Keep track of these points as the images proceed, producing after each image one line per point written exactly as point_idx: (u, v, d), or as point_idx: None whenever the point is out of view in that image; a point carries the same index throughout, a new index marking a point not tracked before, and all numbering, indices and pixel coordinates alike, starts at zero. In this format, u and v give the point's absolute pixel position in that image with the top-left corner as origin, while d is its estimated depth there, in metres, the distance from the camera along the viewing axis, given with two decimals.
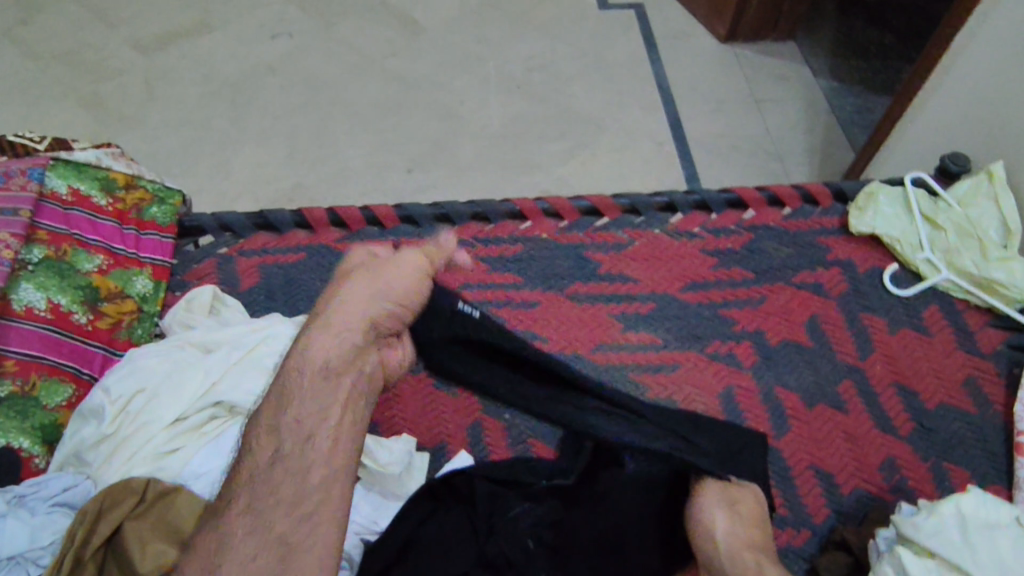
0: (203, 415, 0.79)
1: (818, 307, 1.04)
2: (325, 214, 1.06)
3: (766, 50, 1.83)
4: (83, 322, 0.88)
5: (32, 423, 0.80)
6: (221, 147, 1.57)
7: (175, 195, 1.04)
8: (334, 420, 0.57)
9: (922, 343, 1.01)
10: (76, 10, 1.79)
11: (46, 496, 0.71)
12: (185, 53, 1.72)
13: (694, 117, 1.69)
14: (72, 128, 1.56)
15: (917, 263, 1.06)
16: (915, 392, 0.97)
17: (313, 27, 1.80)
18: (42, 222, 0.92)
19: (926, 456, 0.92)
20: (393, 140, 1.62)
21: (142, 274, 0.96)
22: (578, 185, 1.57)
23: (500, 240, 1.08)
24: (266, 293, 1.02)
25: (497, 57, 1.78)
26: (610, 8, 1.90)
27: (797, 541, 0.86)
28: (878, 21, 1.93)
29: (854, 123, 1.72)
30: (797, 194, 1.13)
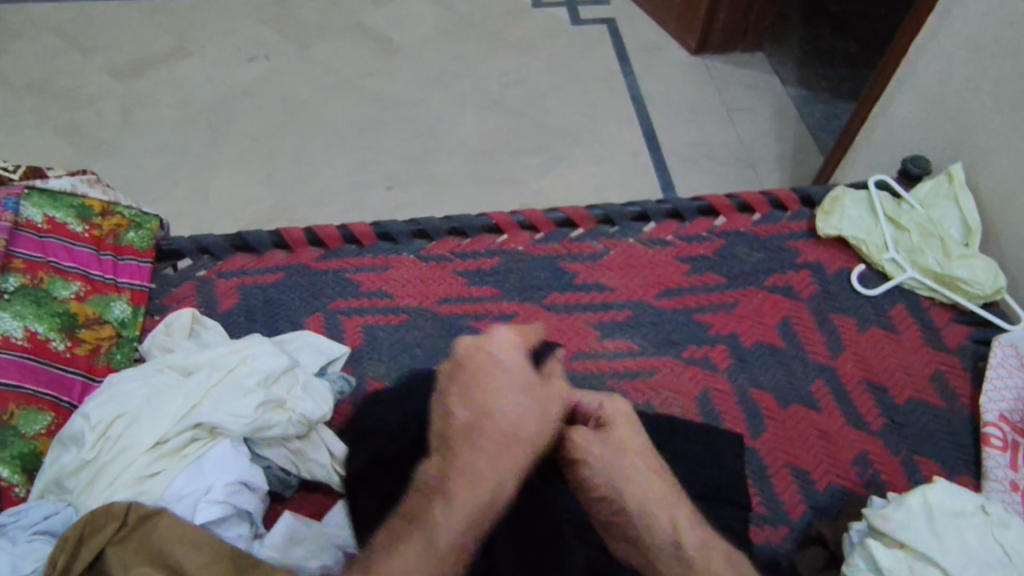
0: (183, 438, 0.79)
1: (790, 309, 1.07)
2: (303, 234, 1.07)
3: (736, 60, 1.88)
4: (60, 349, 0.88)
5: (10, 453, 0.80)
6: (200, 170, 1.58)
7: (152, 219, 1.04)
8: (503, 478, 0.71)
9: (890, 340, 1.04)
10: (49, 37, 1.79)
11: (26, 525, 0.72)
12: (162, 79, 1.73)
13: (667, 127, 1.72)
14: (49, 156, 1.56)
15: (883, 263, 1.09)
16: (885, 388, 0.99)
17: (289, 49, 1.82)
18: (18, 251, 0.92)
19: (897, 451, 0.94)
20: (372, 158, 1.63)
21: (119, 299, 0.96)
22: (556, 198, 1.59)
23: (477, 254, 1.10)
24: (245, 314, 1.02)
25: (473, 73, 1.81)
26: (582, 24, 1.94)
27: (776, 538, 0.87)
28: (842, 30, 1.99)
29: (822, 129, 1.76)
30: (765, 200, 1.17)
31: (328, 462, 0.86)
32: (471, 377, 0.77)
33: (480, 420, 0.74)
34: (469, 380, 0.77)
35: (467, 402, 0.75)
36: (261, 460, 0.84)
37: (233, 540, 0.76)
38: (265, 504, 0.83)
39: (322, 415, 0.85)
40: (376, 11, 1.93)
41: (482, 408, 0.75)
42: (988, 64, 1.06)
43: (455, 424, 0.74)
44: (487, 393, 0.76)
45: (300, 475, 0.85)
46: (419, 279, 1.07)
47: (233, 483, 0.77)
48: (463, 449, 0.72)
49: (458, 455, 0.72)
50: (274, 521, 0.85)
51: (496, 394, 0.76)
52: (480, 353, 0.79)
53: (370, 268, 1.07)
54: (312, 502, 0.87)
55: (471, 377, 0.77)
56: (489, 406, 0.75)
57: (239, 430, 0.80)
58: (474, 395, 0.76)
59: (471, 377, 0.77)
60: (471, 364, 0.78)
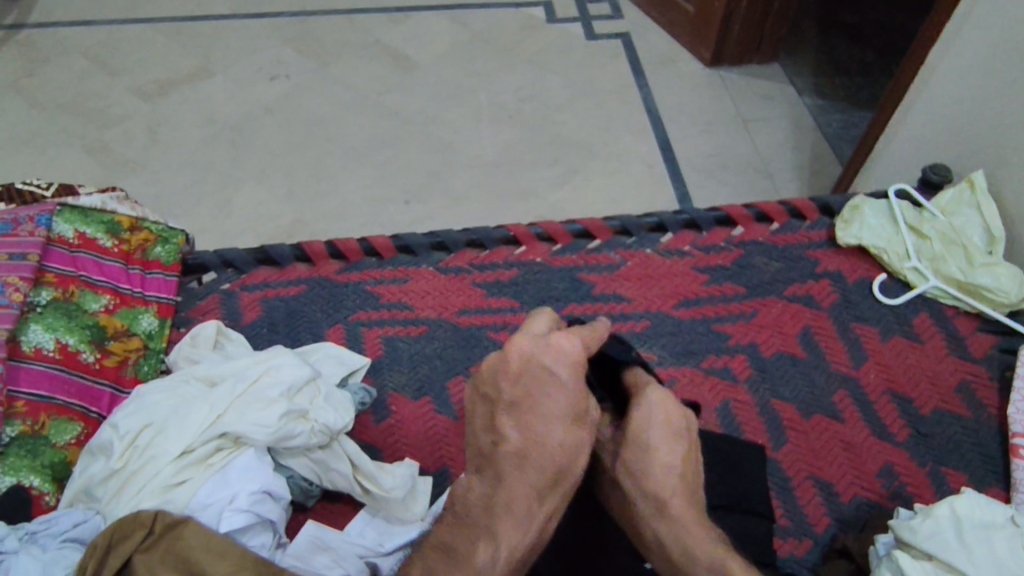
0: (209, 447, 0.80)
1: (810, 318, 1.06)
2: (324, 247, 1.09)
3: (751, 72, 1.88)
4: (90, 361, 0.90)
5: (42, 462, 0.82)
6: (223, 187, 1.61)
7: (178, 234, 1.06)
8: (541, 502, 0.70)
9: (914, 350, 1.03)
10: (79, 60, 1.85)
11: (55, 533, 0.73)
12: (186, 98, 1.78)
13: (683, 139, 1.73)
14: (78, 174, 1.61)
15: (905, 272, 1.09)
16: (909, 399, 0.98)
17: (309, 67, 1.86)
18: (51, 265, 0.95)
19: (924, 462, 0.93)
20: (390, 173, 1.65)
21: (147, 312, 0.98)
22: (573, 210, 1.60)
23: (496, 266, 1.10)
24: (268, 326, 1.04)
25: (490, 88, 1.83)
26: (597, 38, 1.95)
27: (800, 550, 0.86)
28: (858, 40, 1.99)
29: (840, 139, 1.76)
30: (784, 210, 1.16)
31: (350, 472, 0.85)
32: (529, 394, 0.72)
33: (530, 446, 0.70)
34: (524, 399, 0.72)
35: (518, 426, 0.71)
36: (285, 470, 0.84)
37: (256, 549, 0.77)
38: (288, 513, 0.84)
39: (344, 425, 0.86)
40: (394, 29, 1.97)
41: (528, 435, 0.71)
42: (1008, 70, 1.05)
43: (502, 452, 0.71)
44: (536, 419, 0.71)
45: (322, 484, 0.86)
46: (438, 291, 1.08)
47: (257, 492, 0.78)
48: (507, 472, 0.70)
49: (503, 486, 0.70)
50: (297, 530, 0.86)
51: (547, 420, 0.71)
52: (538, 371, 0.73)
53: (390, 280, 1.09)
54: (333, 511, 0.88)
55: (527, 395, 0.72)
56: (536, 430, 0.71)
57: (263, 439, 0.81)
58: (528, 418, 0.71)
59: (528, 396, 0.72)
60: (524, 376, 0.73)
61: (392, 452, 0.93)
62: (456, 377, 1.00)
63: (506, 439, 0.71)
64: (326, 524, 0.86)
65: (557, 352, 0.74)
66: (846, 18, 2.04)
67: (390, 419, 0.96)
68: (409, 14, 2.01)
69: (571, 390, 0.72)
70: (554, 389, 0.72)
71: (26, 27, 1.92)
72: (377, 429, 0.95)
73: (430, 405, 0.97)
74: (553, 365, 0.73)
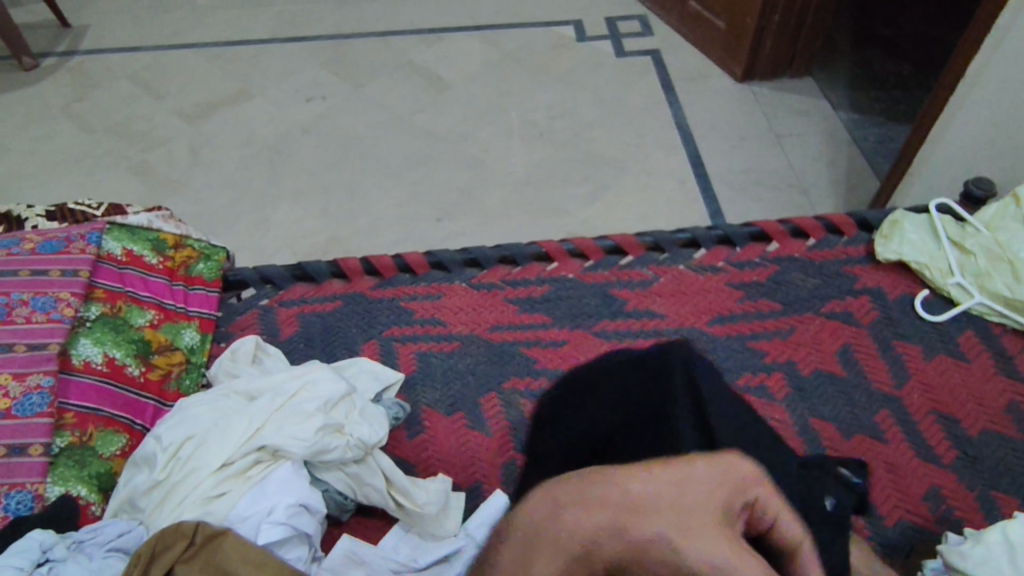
0: (248, 460, 0.81)
1: (850, 335, 1.04)
2: (359, 263, 1.12)
3: (783, 86, 1.87)
4: (136, 374, 0.93)
5: (89, 472, 0.84)
6: (261, 205, 1.66)
7: (219, 251, 1.11)
8: None
9: (959, 369, 1.00)
10: (126, 85, 1.93)
11: (101, 542, 0.75)
12: (227, 120, 1.84)
13: (715, 154, 1.72)
14: (124, 194, 1.67)
15: (949, 289, 1.06)
16: (956, 419, 0.95)
17: (344, 88, 1.91)
18: (100, 281, 0.98)
19: (972, 485, 0.90)
20: (422, 190, 1.68)
21: (190, 326, 1.01)
22: (604, 227, 1.60)
23: (528, 282, 1.11)
24: (305, 341, 1.06)
25: (520, 106, 1.85)
26: (627, 55, 1.97)
27: None
28: (894, 53, 1.96)
29: (877, 152, 1.73)
30: (820, 225, 1.15)
31: (385, 487, 0.85)
32: (649, 506, 0.53)
33: (610, 538, 0.52)
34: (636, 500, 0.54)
35: (604, 509, 0.54)
36: (321, 483, 0.85)
37: (293, 562, 0.78)
38: (323, 527, 0.85)
39: (378, 440, 0.87)
40: (426, 50, 2.01)
41: (614, 536, 0.52)
42: None
43: None
44: (635, 523, 0.53)
45: (357, 499, 0.86)
46: (471, 307, 1.09)
47: (294, 505, 0.79)
48: (566, 562, 0.53)
49: None
50: (332, 544, 0.87)
51: (655, 528, 0.52)
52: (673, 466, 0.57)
53: (424, 296, 1.10)
54: (368, 526, 0.89)
55: (645, 491, 0.55)
56: (634, 524, 0.52)
57: (300, 452, 0.82)
58: (616, 515, 0.54)
59: (645, 505, 0.54)
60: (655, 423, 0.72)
61: (426, 467, 0.94)
62: (489, 394, 1.00)
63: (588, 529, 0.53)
64: (361, 538, 0.87)
65: (707, 462, 0.58)
66: (881, 31, 2.02)
67: (424, 434, 0.96)
68: (441, 35, 2.05)
69: (697, 515, 0.53)
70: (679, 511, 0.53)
71: (77, 54, 2.02)
72: (411, 444, 0.96)
73: (464, 422, 0.98)
74: (698, 471, 0.56)
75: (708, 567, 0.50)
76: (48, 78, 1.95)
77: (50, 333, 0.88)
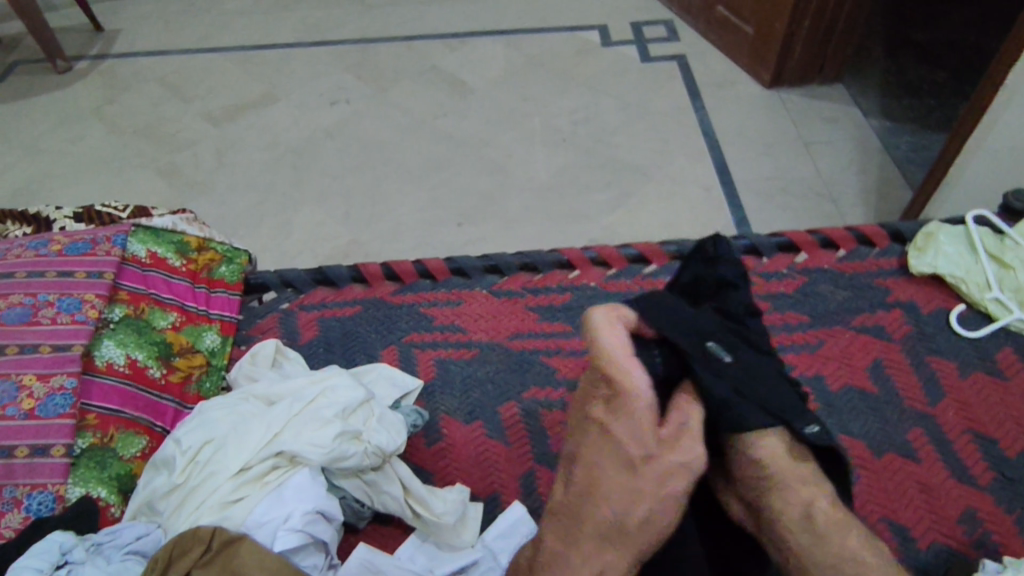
0: (266, 465, 0.81)
1: (881, 350, 1.01)
2: (380, 268, 1.11)
3: (813, 93, 1.83)
4: (157, 376, 0.94)
5: (109, 474, 0.84)
6: (284, 208, 1.66)
7: (241, 255, 1.12)
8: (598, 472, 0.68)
9: (997, 387, 0.96)
10: (155, 88, 1.96)
11: (120, 545, 0.75)
12: (253, 123, 1.86)
13: (741, 161, 1.69)
14: (150, 196, 1.69)
15: (987, 303, 1.02)
16: (993, 440, 0.91)
17: (368, 93, 1.92)
18: (125, 283, 0.99)
19: (1011, 509, 0.86)
20: (444, 195, 1.68)
21: (211, 329, 1.02)
22: (626, 234, 1.58)
23: (549, 290, 1.10)
24: (325, 345, 1.05)
25: (543, 111, 1.84)
26: (652, 61, 1.95)
27: None
28: (928, 59, 1.92)
29: (909, 161, 1.68)
30: (850, 235, 1.12)
31: (402, 494, 0.85)
32: (582, 463, 0.69)
33: (576, 501, 0.68)
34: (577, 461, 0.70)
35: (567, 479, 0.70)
36: (338, 490, 0.85)
37: (308, 570, 0.78)
38: (340, 535, 0.85)
39: (396, 447, 0.85)
40: (450, 55, 2.01)
41: (575, 502, 0.68)
42: None
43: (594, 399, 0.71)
44: (584, 489, 0.68)
45: (373, 506, 0.86)
46: (491, 314, 1.08)
47: (311, 512, 0.78)
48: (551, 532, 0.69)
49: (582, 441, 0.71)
50: (348, 552, 0.86)
51: (594, 472, 0.68)
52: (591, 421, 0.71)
53: (444, 303, 1.09)
54: (385, 534, 0.88)
55: (581, 444, 0.71)
56: (585, 484, 0.68)
57: (317, 459, 0.81)
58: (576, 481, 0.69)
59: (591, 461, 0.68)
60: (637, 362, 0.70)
61: (443, 476, 0.93)
62: (508, 403, 0.99)
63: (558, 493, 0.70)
64: (377, 546, 0.87)
65: (613, 386, 0.69)
66: (914, 37, 1.97)
67: (442, 443, 0.95)
68: (465, 40, 2.05)
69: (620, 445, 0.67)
70: (603, 448, 0.68)
71: (109, 58, 2.05)
72: (429, 452, 0.95)
73: (482, 430, 0.96)
74: (606, 417, 0.69)
75: (635, 487, 0.65)
76: (80, 81, 1.99)
77: (76, 334, 0.89)
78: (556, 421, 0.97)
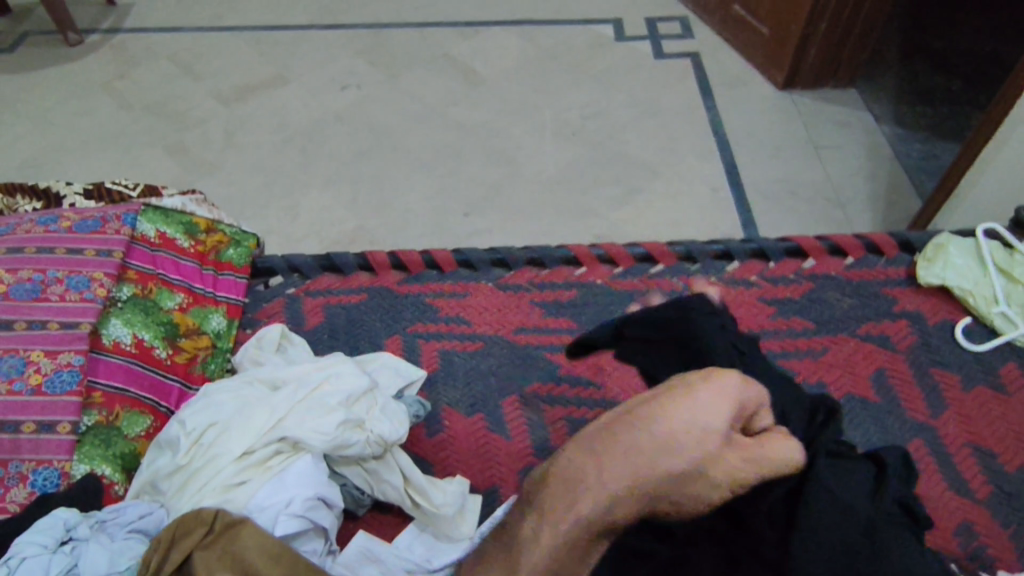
0: (269, 450, 0.82)
1: (885, 360, 1.01)
2: (387, 257, 1.11)
3: (826, 96, 1.82)
4: (163, 356, 0.94)
5: (113, 452, 0.84)
6: (292, 191, 1.66)
7: (250, 237, 1.12)
8: (669, 428, 0.56)
9: (999, 402, 0.96)
10: (166, 65, 1.95)
11: (123, 522, 0.76)
12: (262, 104, 1.85)
13: (751, 162, 1.68)
14: (159, 174, 1.68)
15: (992, 317, 1.02)
16: (993, 454, 0.92)
17: (379, 78, 1.91)
18: (133, 262, 0.99)
19: (1007, 524, 0.86)
20: (451, 184, 1.67)
21: (217, 312, 1.02)
22: (633, 231, 1.57)
23: (555, 285, 1.10)
24: (329, 332, 1.05)
25: (555, 104, 1.84)
26: (665, 58, 1.93)
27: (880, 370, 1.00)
28: (943, 67, 1.91)
29: (920, 169, 1.67)
30: (859, 243, 1.12)
31: (403, 484, 0.85)
32: (658, 424, 0.56)
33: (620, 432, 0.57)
34: (647, 408, 0.58)
35: (643, 425, 0.57)
36: (339, 477, 0.86)
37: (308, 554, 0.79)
38: (339, 521, 0.85)
39: (398, 437, 0.85)
40: (463, 43, 2.00)
41: (611, 442, 0.57)
42: None
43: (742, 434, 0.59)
44: (623, 453, 0.56)
45: (374, 495, 0.86)
46: (497, 307, 1.08)
47: (312, 498, 0.79)
48: (581, 452, 0.58)
49: (668, 420, 0.56)
50: (347, 539, 0.87)
51: (641, 445, 0.56)
52: (687, 384, 0.59)
53: (450, 294, 1.09)
54: (384, 523, 0.88)
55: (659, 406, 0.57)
56: (640, 433, 0.56)
57: (321, 446, 0.81)
58: (622, 456, 0.56)
59: (670, 439, 0.55)
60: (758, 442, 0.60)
61: (443, 468, 0.93)
62: (510, 397, 0.99)
63: (597, 422, 0.61)
64: (376, 534, 0.87)
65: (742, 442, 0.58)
66: (931, 44, 1.96)
67: (443, 435, 0.96)
68: (479, 29, 2.04)
69: (705, 422, 0.56)
70: (701, 454, 0.55)
71: (121, 32, 2.04)
72: (430, 443, 0.95)
73: (484, 424, 0.97)
74: (703, 394, 0.57)
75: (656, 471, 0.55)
76: (92, 54, 1.98)
77: (83, 312, 0.89)
78: (557, 418, 0.97)
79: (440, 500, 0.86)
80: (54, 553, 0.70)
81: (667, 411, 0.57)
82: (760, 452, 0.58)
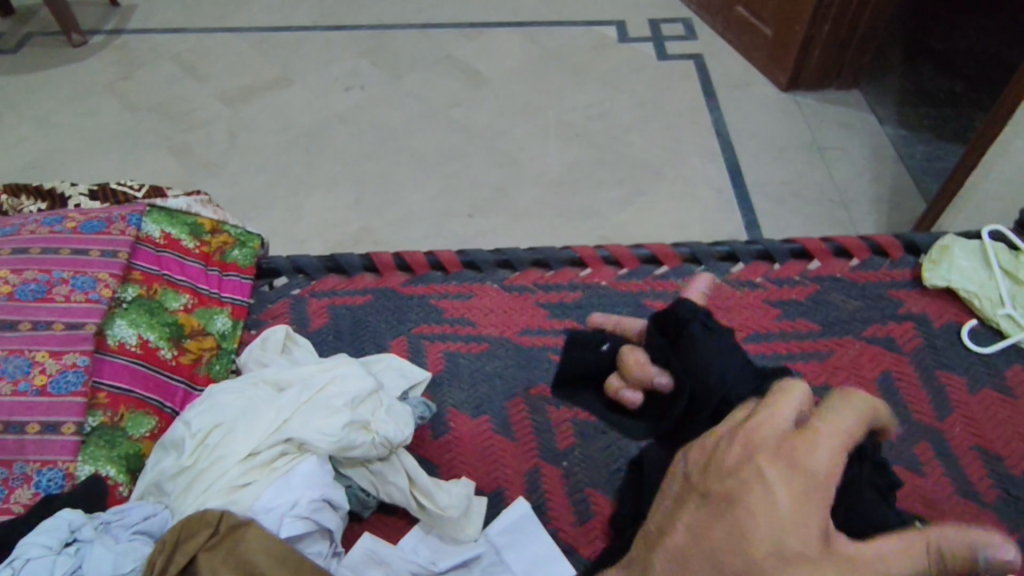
0: (274, 451, 0.81)
1: (891, 363, 1.01)
2: (392, 258, 1.11)
3: (830, 98, 1.82)
4: (168, 357, 0.94)
5: (118, 453, 0.84)
6: (295, 192, 1.66)
7: (255, 238, 1.12)
8: (757, 521, 0.49)
9: (1006, 404, 0.96)
10: (170, 66, 1.95)
11: (127, 524, 0.76)
12: (266, 105, 1.85)
13: (754, 164, 1.68)
14: (163, 175, 1.68)
15: (998, 319, 1.02)
16: (1000, 457, 0.91)
17: (382, 79, 1.91)
18: (138, 263, 0.99)
19: (1015, 527, 0.86)
20: (455, 186, 1.67)
21: (222, 312, 1.02)
22: (637, 232, 1.57)
23: (560, 287, 1.10)
24: (334, 333, 1.05)
25: (558, 106, 1.83)
26: (669, 59, 1.93)
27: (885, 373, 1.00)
28: (947, 69, 1.90)
29: (924, 171, 1.67)
30: (865, 245, 1.12)
31: (407, 486, 0.85)
32: (739, 518, 0.49)
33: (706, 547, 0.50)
34: (728, 509, 0.50)
35: (698, 531, 0.51)
36: (344, 479, 0.86)
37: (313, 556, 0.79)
38: (344, 523, 0.85)
39: (404, 439, 0.85)
40: (466, 44, 2.00)
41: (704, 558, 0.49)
42: None
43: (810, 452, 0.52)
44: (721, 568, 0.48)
45: (378, 496, 0.86)
46: (501, 309, 1.08)
47: (318, 500, 0.79)
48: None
49: (749, 517, 0.49)
50: (352, 540, 0.87)
51: (740, 557, 0.48)
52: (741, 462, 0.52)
53: (455, 295, 1.09)
54: (389, 525, 0.88)
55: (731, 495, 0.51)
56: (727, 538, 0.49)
57: (326, 447, 0.81)
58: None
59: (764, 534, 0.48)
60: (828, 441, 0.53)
61: (448, 469, 0.93)
62: (515, 398, 0.99)
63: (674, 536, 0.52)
64: (382, 536, 0.87)
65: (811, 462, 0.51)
66: (934, 46, 1.96)
67: (448, 436, 0.96)
68: (482, 30, 2.04)
69: (782, 497, 0.49)
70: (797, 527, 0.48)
71: (125, 33, 2.05)
72: (435, 444, 0.95)
73: (489, 425, 0.97)
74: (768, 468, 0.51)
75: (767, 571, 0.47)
76: (96, 55, 1.98)
77: (88, 313, 0.89)
78: (562, 420, 0.97)
79: (444, 501, 0.85)
80: (58, 555, 0.70)
81: (738, 503, 0.50)
82: (769, 415, 0.54)
